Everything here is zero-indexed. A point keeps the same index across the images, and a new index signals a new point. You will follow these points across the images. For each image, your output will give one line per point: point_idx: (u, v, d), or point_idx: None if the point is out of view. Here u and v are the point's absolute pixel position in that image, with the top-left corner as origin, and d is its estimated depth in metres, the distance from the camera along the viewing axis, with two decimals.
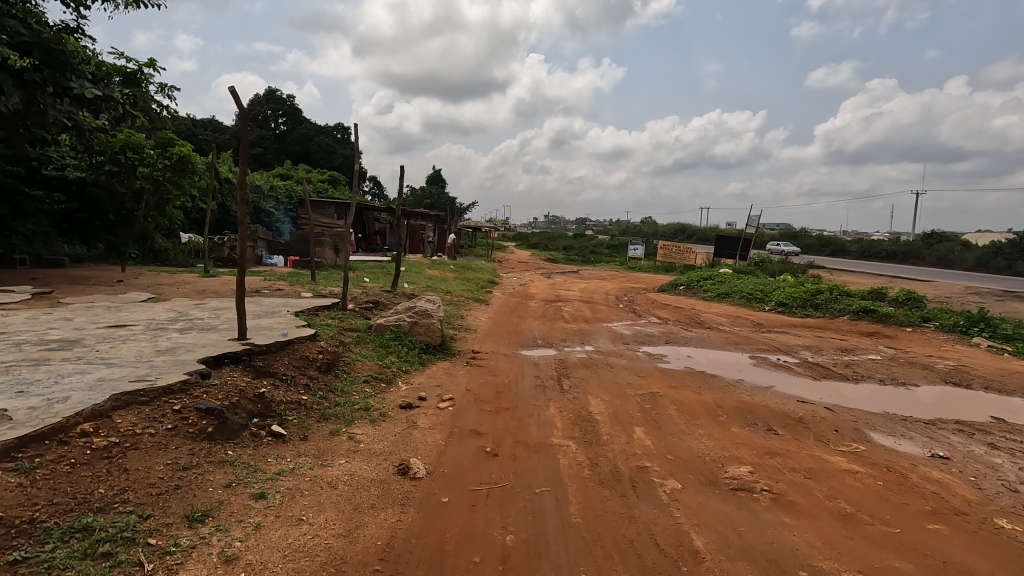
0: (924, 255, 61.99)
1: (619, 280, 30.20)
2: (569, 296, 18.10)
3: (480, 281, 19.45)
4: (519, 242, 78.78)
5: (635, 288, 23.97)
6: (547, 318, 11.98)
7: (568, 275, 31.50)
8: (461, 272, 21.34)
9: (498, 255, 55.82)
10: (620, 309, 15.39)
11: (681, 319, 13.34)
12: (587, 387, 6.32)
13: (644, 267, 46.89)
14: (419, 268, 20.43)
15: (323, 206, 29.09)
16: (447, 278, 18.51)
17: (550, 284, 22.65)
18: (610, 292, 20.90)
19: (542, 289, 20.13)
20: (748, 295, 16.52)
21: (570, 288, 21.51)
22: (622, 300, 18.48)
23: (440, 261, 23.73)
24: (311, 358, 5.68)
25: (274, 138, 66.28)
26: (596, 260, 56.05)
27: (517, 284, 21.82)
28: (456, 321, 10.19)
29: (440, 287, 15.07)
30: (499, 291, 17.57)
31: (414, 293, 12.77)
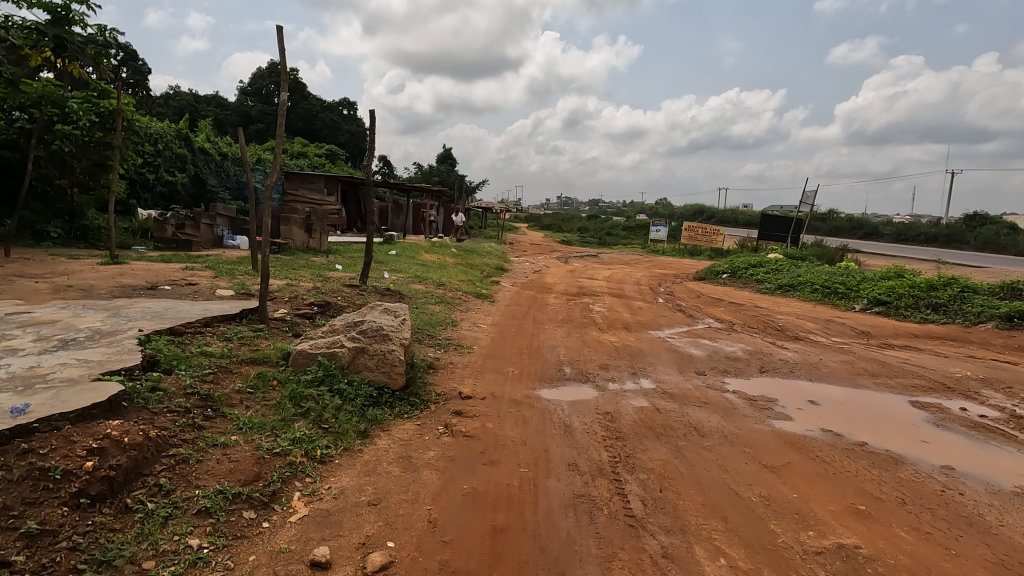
0: (969, 239, 57.60)
1: (646, 266, 26.85)
2: (595, 286, 14.75)
3: (488, 269, 16.20)
4: (531, 223, 75.28)
5: (668, 276, 20.53)
6: (573, 325, 8.65)
7: (588, 259, 28.12)
8: (464, 257, 18.02)
9: (511, 237, 52.48)
10: (663, 307, 12.00)
11: (751, 323, 9.95)
12: (681, 515, 3.00)
13: (669, 251, 43.37)
14: (413, 253, 17.12)
15: (313, 180, 25.84)
16: (446, 266, 15.22)
17: (570, 271, 19.30)
18: (643, 282, 17.46)
19: (560, 277, 16.79)
20: (823, 289, 13.04)
21: (595, 276, 18.14)
22: (659, 293, 15.09)
23: (440, 243, 20.44)
24: (51, 475, 2.40)
25: (276, 113, 63.02)
26: (614, 243, 52.50)
27: (531, 271, 18.49)
28: (440, 336, 6.91)
29: (433, 278, 11.78)
30: (509, 281, 14.28)
31: (393, 288, 9.50)
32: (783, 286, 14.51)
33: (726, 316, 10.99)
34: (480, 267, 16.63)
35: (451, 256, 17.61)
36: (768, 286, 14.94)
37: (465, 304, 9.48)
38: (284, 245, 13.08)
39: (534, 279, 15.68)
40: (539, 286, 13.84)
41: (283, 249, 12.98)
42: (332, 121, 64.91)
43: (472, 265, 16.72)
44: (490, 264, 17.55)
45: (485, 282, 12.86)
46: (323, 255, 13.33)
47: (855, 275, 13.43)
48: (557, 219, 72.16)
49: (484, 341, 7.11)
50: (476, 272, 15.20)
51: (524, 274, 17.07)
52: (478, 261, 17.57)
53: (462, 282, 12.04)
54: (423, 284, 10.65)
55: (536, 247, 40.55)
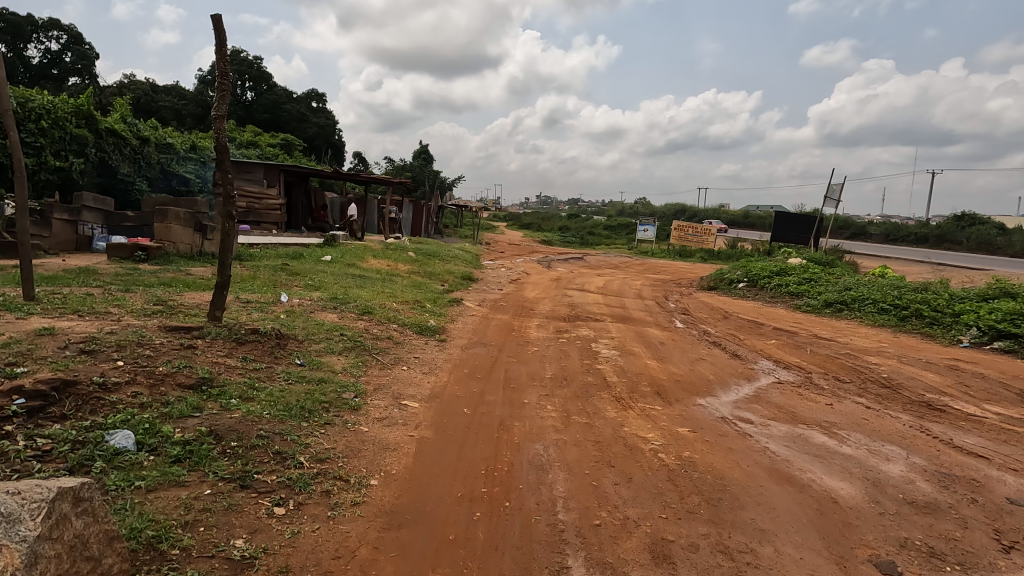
0: (960, 240, 55.86)
1: (639, 272, 23.58)
2: (589, 304, 11.21)
3: (452, 280, 12.63)
4: (511, 222, 71.87)
5: (671, 286, 17.17)
6: (571, 393, 5.06)
7: (574, 263, 24.71)
8: (423, 264, 14.33)
9: (488, 236, 48.96)
10: (692, 341, 8.48)
11: (839, 375, 6.48)
12: None
13: (658, 251, 40.30)
14: (354, 259, 13.36)
15: (250, 169, 21.89)
16: (395, 278, 11.53)
17: (555, 280, 15.75)
18: (646, 295, 14.02)
19: (542, 290, 13.24)
20: (895, 310, 9.74)
21: (586, 287, 14.63)
22: (672, 312, 11.63)
23: (397, 244, 16.78)
24: None
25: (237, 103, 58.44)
26: (599, 243, 49.37)
27: (508, 280, 14.94)
28: (302, 457, 3.27)
29: (361, 299, 8.10)
30: (476, 297, 10.73)
31: (274, 325, 5.80)
32: (832, 302, 11.23)
33: (787, 356, 7.53)
34: (442, 277, 12.98)
35: (408, 264, 13.95)
36: (809, 302, 11.66)
37: (394, 353, 5.80)
38: (155, 249, 9.30)
39: (509, 293, 12.09)
40: (516, 305, 10.24)
41: (153, 255, 9.20)
42: (298, 112, 60.61)
43: (431, 274, 13.08)
44: (457, 272, 13.94)
45: (440, 303, 9.23)
46: (215, 264, 9.58)
47: (933, 289, 10.18)
48: (537, 218, 69.00)
49: (402, 459, 3.49)
50: (434, 285, 11.61)
51: (498, 285, 13.46)
52: (441, 269, 13.95)
53: (404, 304, 8.39)
54: (337, 313, 6.95)
55: (515, 248, 37.09)
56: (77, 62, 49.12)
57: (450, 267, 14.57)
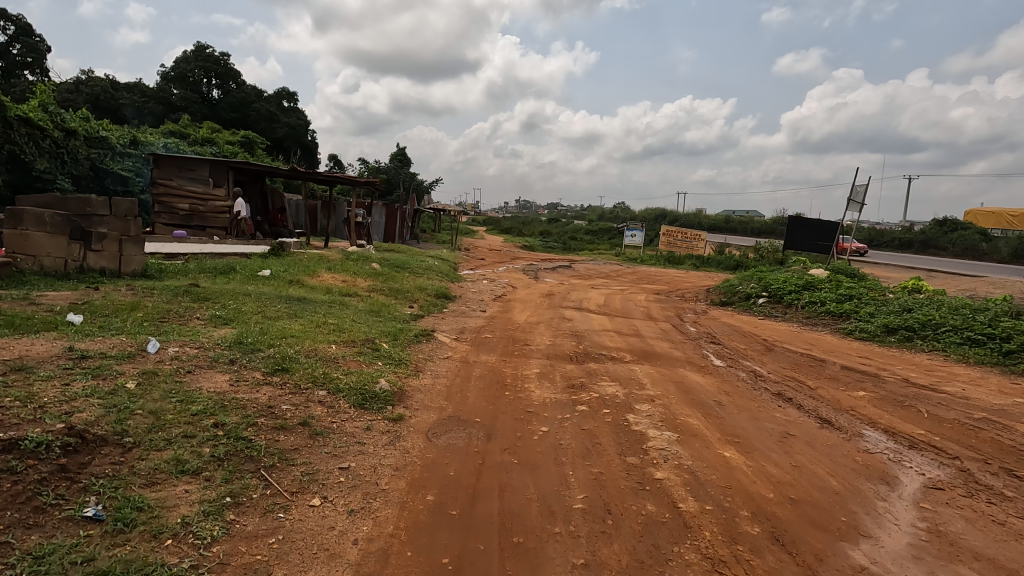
0: (945, 245, 55.21)
1: (636, 283, 21.41)
2: (597, 332, 8.83)
3: (423, 301, 10.18)
4: (491, 226, 69.52)
5: (679, 301, 14.98)
6: (631, 558, 2.67)
7: (562, 272, 22.43)
8: (388, 278, 11.80)
9: (467, 241, 46.50)
10: (750, 393, 6.16)
11: (1012, 467, 4.21)
12: None
13: (647, 257, 38.31)
14: (302, 274, 10.77)
15: (193, 166, 19.10)
16: (349, 300, 9.02)
17: (547, 296, 13.37)
18: (657, 315, 11.74)
19: (534, 311, 10.84)
20: (990, 342, 7.61)
21: (585, 306, 12.27)
22: (698, 340, 9.33)
23: (360, 254, 14.25)
24: None
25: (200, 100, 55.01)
26: (584, 249, 47.20)
27: (491, 297, 12.50)
28: None
29: (285, 339, 5.59)
30: (453, 326, 8.31)
31: (91, 415, 3.28)
32: (894, 328, 9.09)
33: (899, 423, 5.25)
34: (411, 298, 10.47)
35: (369, 279, 11.40)
36: (863, 327, 9.52)
37: (304, 461, 3.29)
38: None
39: (494, 318, 9.66)
40: (506, 338, 7.80)
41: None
42: (266, 111, 57.43)
43: (397, 293, 10.59)
44: (429, 289, 11.43)
45: (402, 339, 6.73)
46: (94, 287, 6.98)
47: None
48: (518, 222, 66.77)
49: None
50: (399, 310, 9.13)
51: (481, 306, 11.00)
52: (411, 285, 11.43)
53: (349, 346, 5.88)
54: (231, 372, 4.41)
55: (497, 255, 34.67)
56: (25, 54, 45.36)
57: (421, 281, 12.13)
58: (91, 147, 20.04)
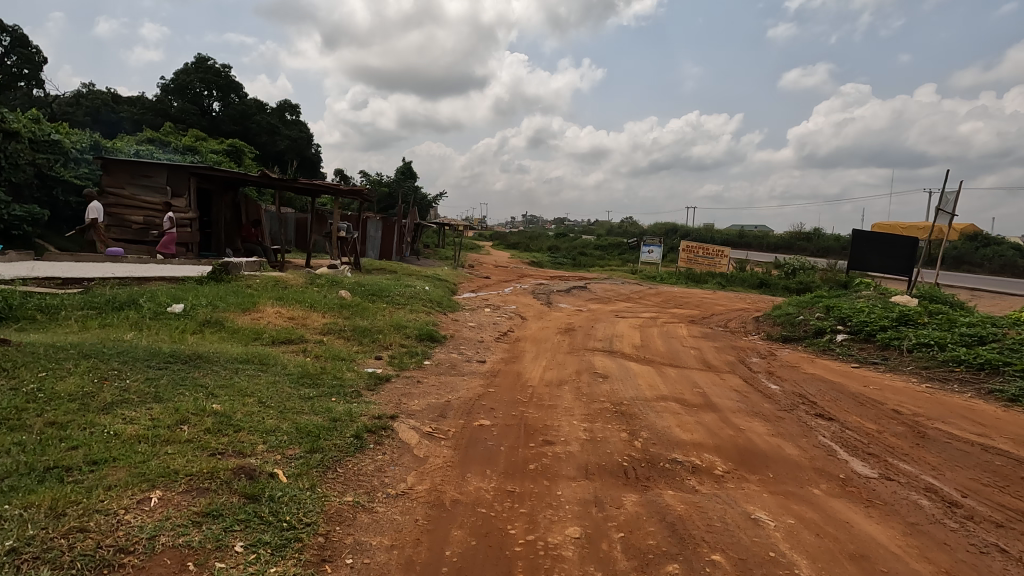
0: (979, 261, 51.83)
1: (664, 309, 18.48)
2: (649, 404, 5.84)
3: (397, 352, 7.28)
4: (497, 242, 66.71)
5: (729, 336, 12.03)
6: None
7: (578, 295, 19.54)
8: (356, 313, 8.83)
9: (472, 257, 43.75)
10: (990, 573, 3.16)
11: None
12: None
13: (665, 275, 35.31)
14: (234, 310, 7.81)
15: (149, 172, 16.37)
16: (278, 354, 6.01)
17: (566, 332, 10.43)
18: (713, 363, 8.81)
19: (550, 362, 7.86)
20: None
21: (617, 349, 9.28)
22: (795, 411, 6.36)
23: (332, 277, 11.42)
24: None
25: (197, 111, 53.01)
26: (595, 265, 44.25)
27: (493, 336, 9.55)
28: None
29: (39, 490, 2.62)
30: (432, 400, 5.40)
31: None
32: None
33: None
34: (380, 347, 7.47)
35: (328, 315, 8.45)
36: None
37: None
38: None
39: (495, 378, 6.69)
40: (514, 428, 4.79)
41: None
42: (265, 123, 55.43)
43: (360, 339, 7.61)
44: (409, 328, 8.45)
45: (328, 449, 3.72)
46: None
47: None
48: (524, 237, 63.98)
49: None
50: (355, 369, 6.16)
51: (477, 354, 8.03)
52: (384, 324, 8.47)
53: (196, 493, 2.88)
54: None
55: (502, 273, 31.78)
56: (21, 65, 43.04)
57: (401, 316, 9.17)
58: (37, 153, 17.38)
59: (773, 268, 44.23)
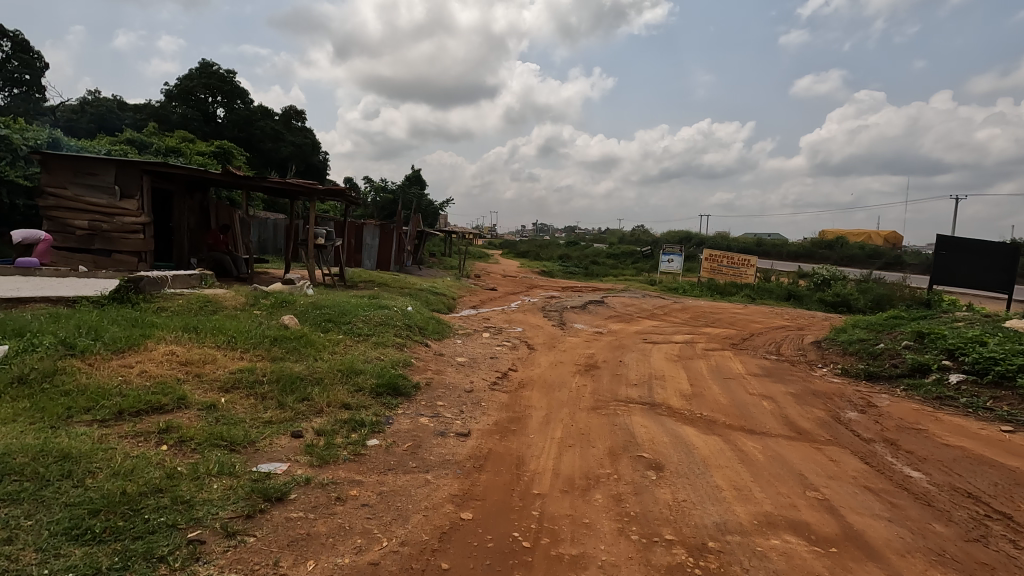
0: None
1: (697, 330, 15.79)
2: (754, 550, 3.16)
3: (329, 423, 4.68)
4: (506, 250, 64.33)
5: (797, 372, 9.32)
6: None
7: (597, 311, 16.91)
8: (291, 354, 6.21)
9: (479, 266, 41.30)
10: None
11: None
12: None
13: (688, 286, 32.58)
14: (100, 353, 5.26)
15: (95, 169, 14.03)
16: (94, 448, 3.42)
17: (588, 371, 7.80)
18: (803, 425, 6.11)
19: (567, 433, 5.18)
20: None
21: (660, 400, 6.60)
22: (999, 545, 3.66)
23: (287, 295, 8.89)
24: None
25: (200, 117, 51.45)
26: (609, 275, 41.60)
27: (488, 381, 6.90)
28: None
29: None
30: (347, 558, 2.77)
31: None
32: None
33: None
34: (305, 416, 4.84)
35: (247, 357, 5.84)
36: None
37: None
38: None
39: (478, 476, 4.03)
40: None
41: None
42: (270, 129, 53.76)
43: (277, 402, 4.98)
44: (362, 378, 5.81)
45: None
46: None
47: None
48: (533, 245, 61.44)
49: None
50: (233, 471, 3.56)
51: (457, 421, 5.38)
52: (325, 371, 5.82)
53: None
54: None
55: (510, 284, 29.23)
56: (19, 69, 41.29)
57: (357, 356, 6.52)
58: None
59: (801, 279, 41.20)
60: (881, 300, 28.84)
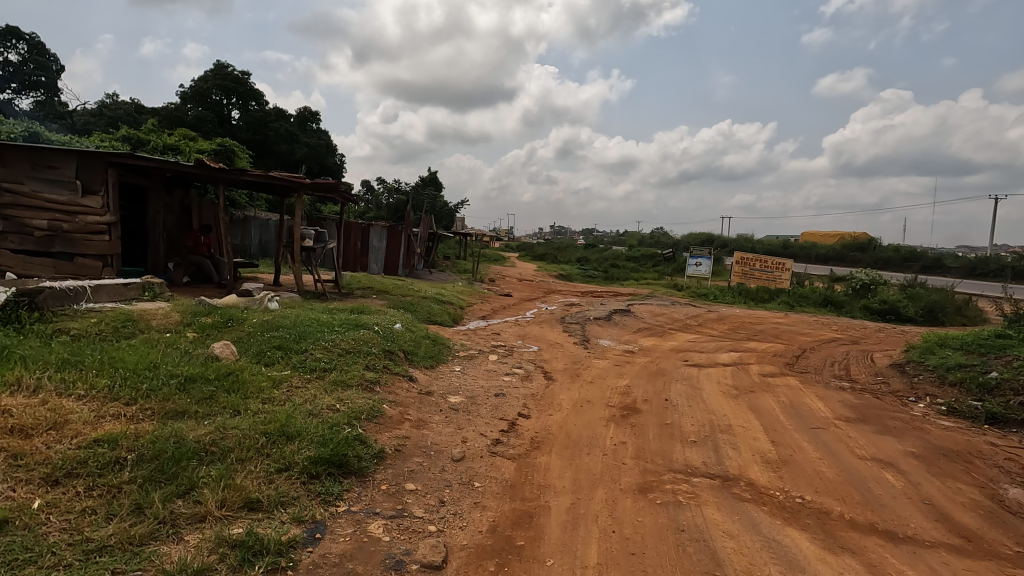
0: None
1: (741, 346, 13.63)
2: None
3: (202, 556, 2.71)
4: (522, 253, 62.31)
5: (896, 414, 7.14)
6: None
7: (624, 323, 14.81)
8: (200, 406, 4.28)
9: (493, 270, 39.35)
10: None
11: None
12: None
13: (717, 292, 30.24)
14: None
15: (55, 162, 12.35)
16: None
17: (625, 418, 5.76)
18: (969, 522, 4.00)
19: (608, 557, 3.16)
20: None
21: (737, 473, 4.55)
22: None
23: (239, 312, 6.99)
24: None
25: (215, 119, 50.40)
26: (630, 279, 39.36)
27: (488, 440, 4.89)
28: None
29: None
30: None
31: None
32: None
33: None
34: (169, 535, 2.91)
35: (126, 415, 3.93)
36: None
37: None
38: None
39: None
40: None
41: None
42: (285, 131, 52.71)
43: (131, 503, 3.05)
44: (293, 449, 3.84)
45: None
46: None
47: None
48: (549, 248, 59.35)
49: None
50: None
51: (432, 527, 3.38)
52: (238, 437, 3.87)
53: None
54: None
55: (526, 289, 27.23)
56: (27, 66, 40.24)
57: (299, 407, 4.56)
58: None
59: (837, 284, 38.51)
60: (932, 309, 26.55)
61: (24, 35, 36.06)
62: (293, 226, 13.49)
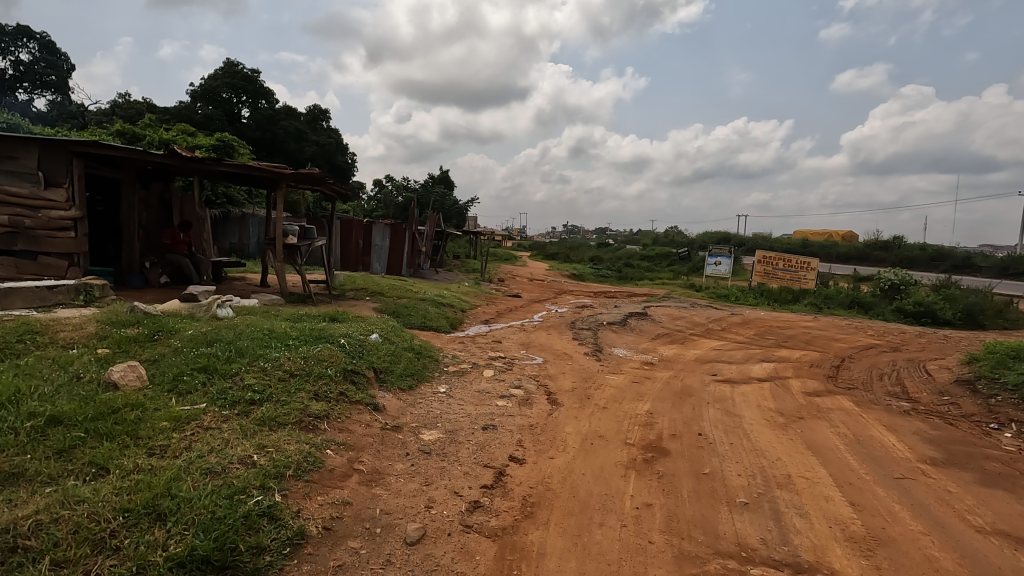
0: None
1: (773, 355, 12.16)
2: None
3: None
4: (534, 252, 60.98)
5: (987, 450, 5.70)
6: None
7: (640, 328, 13.40)
8: (48, 464, 3.01)
9: (503, 270, 38.04)
10: None
11: None
12: None
13: (738, 293, 28.62)
14: None
15: (15, 153, 10.84)
16: None
17: (649, 465, 4.40)
18: None
19: None
20: None
21: (815, 562, 3.18)
22: None
23: (171, 322, 5.69)
24: None
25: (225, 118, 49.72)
26: (645, 279, 37.82)
27: (463, 505, 3.56)
28: None
29: None
30: None
31: None
32: None
33: None
34: None
35: None
36: None
37: None
38: None
39: None
40: None
41: None
42: (296, 130, 51.93)
43: None
44: (153, 543, 2.56)
45: None
46: None
47: None
48: (561, 247, 57.92)
49: None
50: None
51: None
52: (74, 523, 2.59)
53: None
54: None
55: (535, 290, 25.87)
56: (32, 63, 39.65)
57: (195, 463, 3.26)
58: None
59: (864, 284, 36.61)
60: (972, 311, 24.71)
61: (26, 31, 35.35)
62: (276, 222, 12.27)
